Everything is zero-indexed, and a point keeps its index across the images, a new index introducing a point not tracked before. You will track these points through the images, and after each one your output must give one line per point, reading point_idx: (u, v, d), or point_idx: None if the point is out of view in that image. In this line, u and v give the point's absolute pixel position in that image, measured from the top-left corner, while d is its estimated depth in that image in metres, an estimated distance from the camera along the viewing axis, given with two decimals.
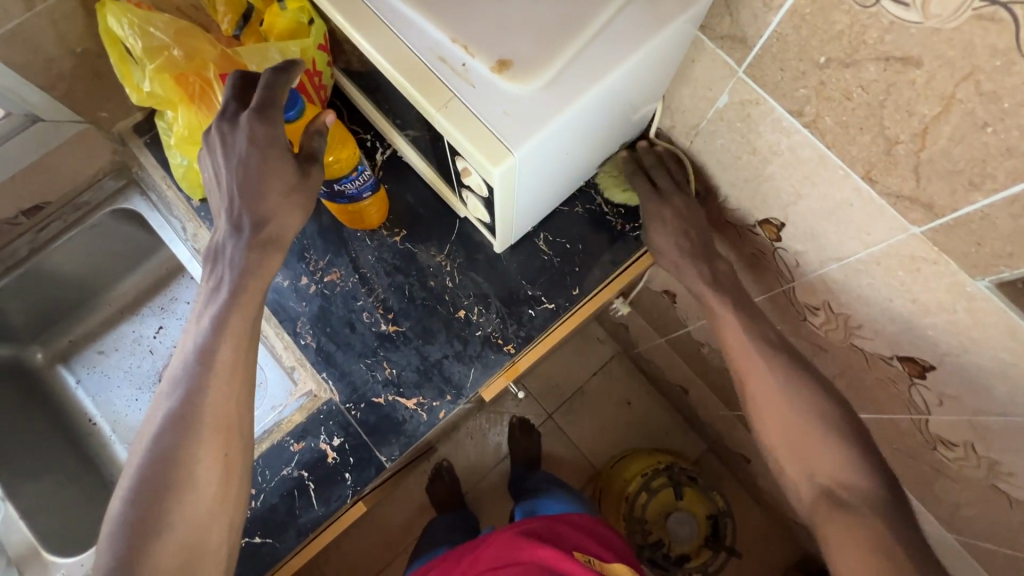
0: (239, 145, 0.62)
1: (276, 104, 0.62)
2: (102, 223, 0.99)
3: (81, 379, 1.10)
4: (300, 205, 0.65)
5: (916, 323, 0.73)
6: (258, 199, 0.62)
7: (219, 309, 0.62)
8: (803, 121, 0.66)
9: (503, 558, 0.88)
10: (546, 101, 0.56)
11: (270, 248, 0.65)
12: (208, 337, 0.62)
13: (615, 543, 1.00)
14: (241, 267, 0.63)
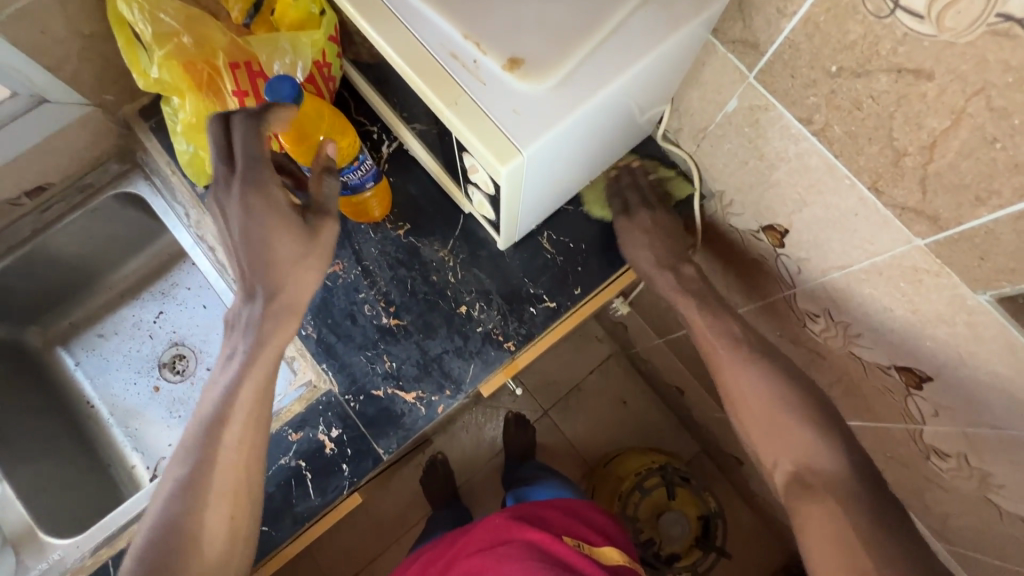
0: (236, 215, 0.62)
1: (263, 158, 0.61)
2: (105, 206, 0.99)
3: (80, 361, 1.11)
4: (310, 268, 0.66)
5: (916, 334, 0.73)
6: (268, 250, 0.63)
7: (234, 380, 0.64)
8: (811, 129, 0.66)
9: (494, 536, 0.89)
10: (555, 103, 0.56)
11: (283, 316, 0.66)
12: (223, 408, 0.63)
13: (608, 529, 1.01)
14: (257, 340, 0.65)
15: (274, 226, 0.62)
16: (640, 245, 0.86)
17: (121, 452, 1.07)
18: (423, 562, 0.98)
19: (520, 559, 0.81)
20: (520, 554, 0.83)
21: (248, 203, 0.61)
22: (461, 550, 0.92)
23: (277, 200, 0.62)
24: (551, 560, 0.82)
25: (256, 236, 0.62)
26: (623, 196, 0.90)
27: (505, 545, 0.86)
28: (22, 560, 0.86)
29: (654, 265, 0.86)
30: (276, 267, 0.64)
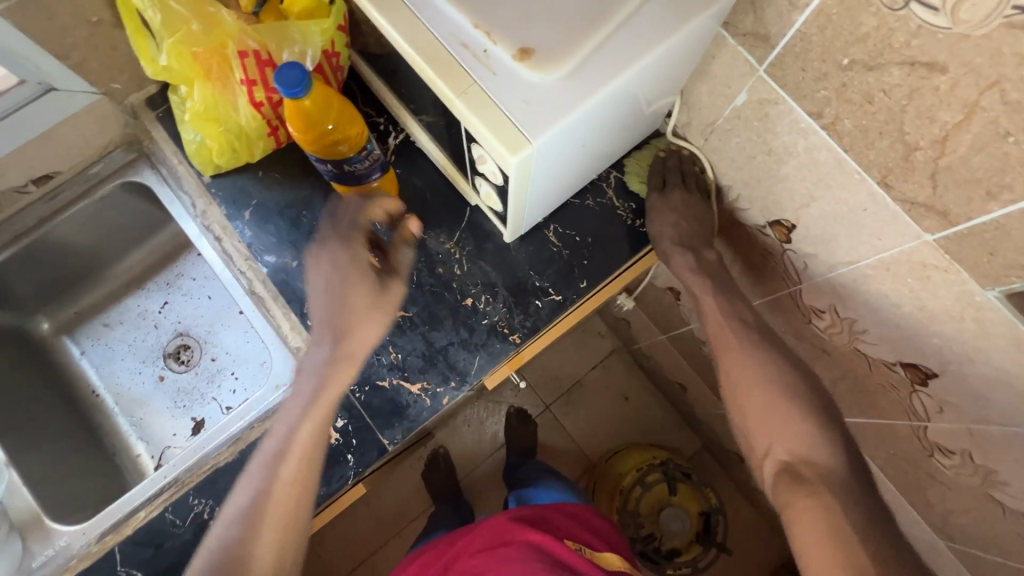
0: (325, 271, 0.70)
1: (359, 224, 0.72)
2: (111, 195, 0.99)
3: (85, 350, 1.11)
4: (377, 320, 0.69)
5: (922, 330, 0.73)
6: (343, 301, 0.68)
7: (297, 422, 0.65)
8: (822, 123, 0.65)
9: (495, 538, 0.89)
10: (566, 93, 0.56)
11: (341, 360, 0.67)
12: (284, 443, 0.64)
13: (608, 533, 1.01)
14: (320, 381, 0.66)
15: (352, 280, 0.69)
16: (666, 221, 0.86)
17: (126, 441, 1.07)
18: (420, 562, 0.96)
19: (521, 560, 0.82)
20: (522, 556, 0.83)
21: (336, 260, 0.70)
22: (461, 550, 0.92)
23: (359, 256, 0.70)
24: (553, 562, 0.82)
25: (334, 292, 0.69)
26: (662, 174, 0.89)
27: (506, 547, 0.86)
28: (28, 545, 0.87)
29: (676, 242, 0.86)
30: (348, 314, 0.68)
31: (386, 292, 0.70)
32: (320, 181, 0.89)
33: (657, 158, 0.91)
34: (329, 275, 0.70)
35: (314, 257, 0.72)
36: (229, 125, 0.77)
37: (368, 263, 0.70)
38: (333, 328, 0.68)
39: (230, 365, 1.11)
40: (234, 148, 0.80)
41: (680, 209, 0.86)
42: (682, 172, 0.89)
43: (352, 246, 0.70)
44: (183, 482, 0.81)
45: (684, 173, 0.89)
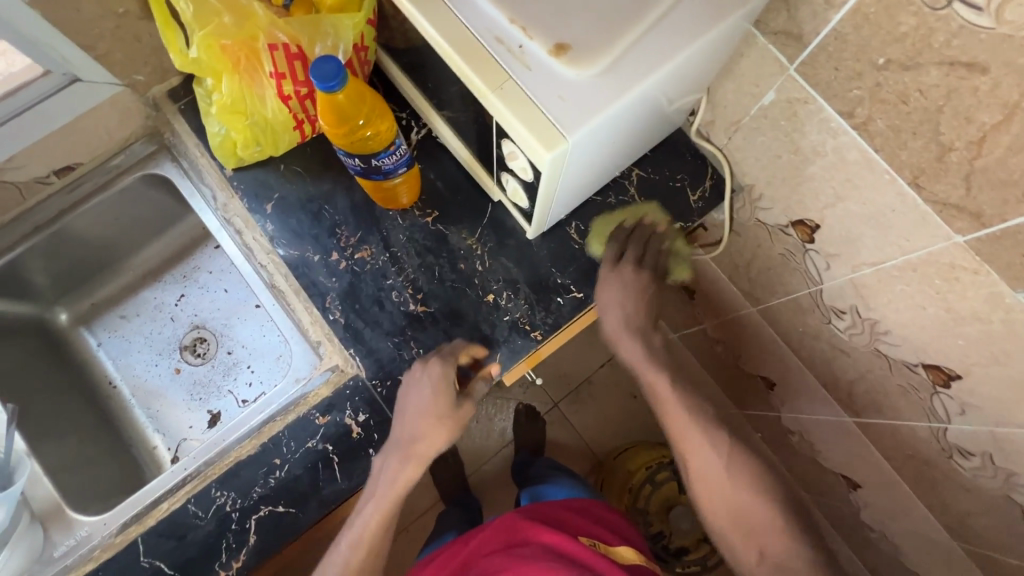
0: (412, 384, 0.79)
1: (457, 350, 0.80)
2: (131, 187, 0.99)
3: (102, 341, 1.12)
4: (444, 428, 0.76)
5: (947, 332, 0.73)
6: (419, 412, 0.76)
7: (369, 516, 0.73)
8: (853, 123, 0.65)
9: (509, 538, 0.89)
10: (601, 89, 0.55)
11: (408, 462, 0.74)
12: (359, 533, 0.72)
13: (622, 528, 1.01)
14: (391, 480, 0.74)
15: (431, 395, 0.76)
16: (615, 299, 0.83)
17: (143, 432, 1.08)
18: (435, 565, 0.96)
19: (535, 557, 0.81)
20: (535, 554, 0.82)
21: (423, 376, 0.78)
22: (475, 551, 0.91)
23: (446, 373, 0.77)
24: (567, 557, 0.82)
25: (416, 404, 0.77)
26: (624, 244, 0.86)
27: (520, 546, 0.85)
28: (50, 535, 0.87)
29: (626, 320, 0.82)
30: (420, 422, 0.75)
31: (459, 410, 0.77)
32: (342, 176, 0.89)
33: (620, 228, 0.88)
34: (417, 385, 0.78)
35: (410, 372, 0.80)
36: (255, 118, 0.78)
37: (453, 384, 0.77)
38: (407, 433, 0.76)
39: (246, 358, 1.11)
40: (259, 140, 0.81)
41: (632, 289, 0.83)
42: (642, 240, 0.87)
43: (444, 366, 0.78)
44: (203, 475, 0.81)
45: (648, 242, 0.87)
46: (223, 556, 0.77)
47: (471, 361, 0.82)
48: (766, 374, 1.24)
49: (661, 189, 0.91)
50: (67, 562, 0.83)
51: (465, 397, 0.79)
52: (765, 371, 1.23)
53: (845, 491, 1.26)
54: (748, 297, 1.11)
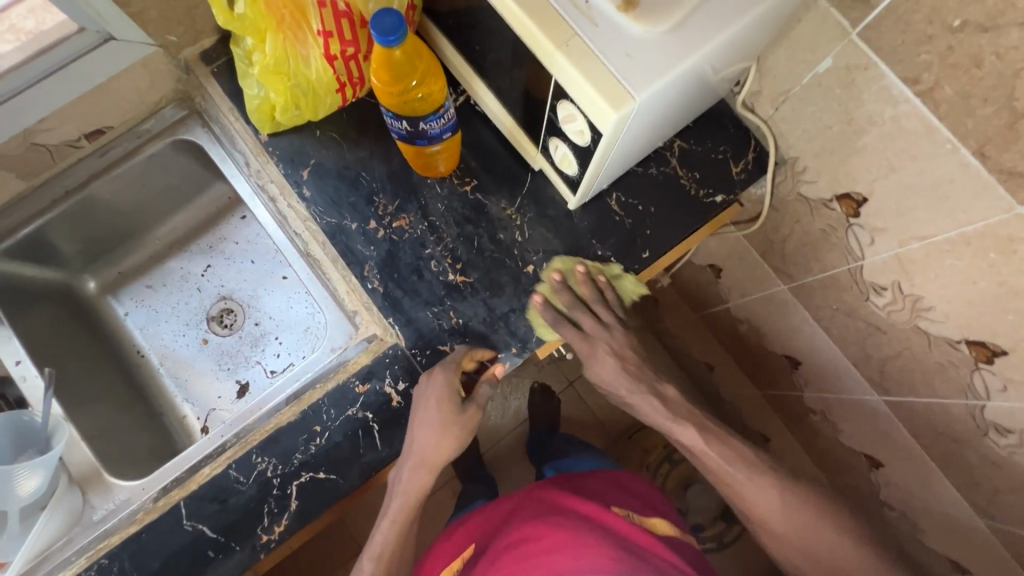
0: (418, 391, 0.78)
1: (459, 360, 0.79)
2: (161, 153, 0.98)
3: (129, 311, 1.11)
4: (450, 435, 0.76)
5: (998, 307, 0.73)
6: (425, 423, 0.76)
7: (387, 530, 0.79)
8: (917, 90, 0.64)
9: (542, 506, 0.89)
10: (669, 47, 0.54)
11: (421, 470, 0.76)
12: (380, 546, 0.78)
13: (652, 497, 1.01)
14: (407, 489, 0.77)
15: (436, 407, 0.76)
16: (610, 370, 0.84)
17: (172, 401, 1.08)
18: (467, 523, 0.98)
19: (569, 524, 0.81)
20: (572, 521, 0.82)
21: (425, 389, 0.77)
22: (508, 513, 0.93)
23: (451, 386, 0.76)
24: (601, 525, 0.82)
25: (422, 416, 0.76)
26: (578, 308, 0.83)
27: (553, 513, 0.86)
28: (89, 499, 0.86)
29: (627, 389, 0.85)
30: (428, 432, 0.76)
31: (466, 414, 0.78)
32: (379, 143, 0.88)
33: (542, 305, 0.82)
34: (424, 399, 0.77)
35: (417, 387, 0.79)
36: (298, 79, 0.76)
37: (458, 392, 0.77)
38: (416, 440, 0.76)
39: (273, 329, 1.10)
40: (300, 103, 0.79)
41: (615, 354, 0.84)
42: (574, 318, 0.84)
43: (446, 380, 0.76)
44: (243, 441, 0.81)
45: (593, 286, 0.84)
46: (265, 520, 0.77)
47: (477, 366, 0.82)
48: (791, 354, 1.24)
49: (703, 160, 0.90)
50: (106, 527, 0.83)
51: (470, 402, 0.78)
52: (789, 352, 1.24)
53: (865, 470, 1.28)
54: (779, 275, 1.11)
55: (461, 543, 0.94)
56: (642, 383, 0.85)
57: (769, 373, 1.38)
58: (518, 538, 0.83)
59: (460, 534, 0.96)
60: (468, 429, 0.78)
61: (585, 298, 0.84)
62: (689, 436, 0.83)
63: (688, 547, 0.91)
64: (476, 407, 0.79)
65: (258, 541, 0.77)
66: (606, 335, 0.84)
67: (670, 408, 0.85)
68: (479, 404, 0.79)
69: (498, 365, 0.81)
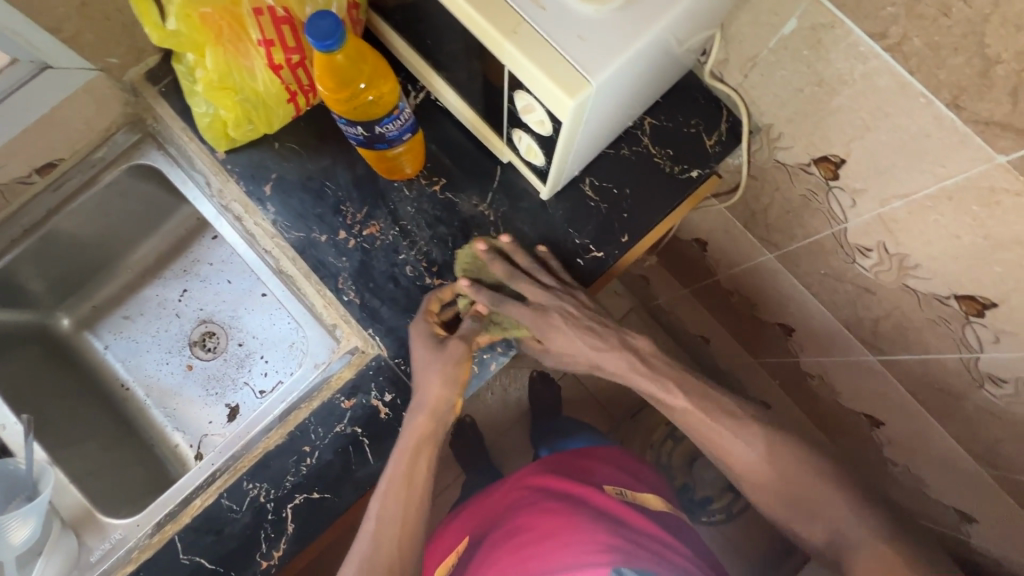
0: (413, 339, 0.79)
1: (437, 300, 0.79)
2: (118, 181, 0.94)
3: (108, 344, 1.09)
4: (442, 373, 0.74)
5: (984, 260, 0.71)
6: (416, 360, 0.76)
7: (397, 466, 0.72)
8: (885, 45, 0.61)
9: (534, 492, 0.87)
10: (622, 25, 0.51)
11: (418, 411, 0.74)
12: (388, 485, 0.72)
13: (646, 474, 1.00)
14: (407, 431, 0.74)
15: (420, 344, 0.76)
16: (570, 334, 0.77)
17: (162, 432, 1.06)
18: (460, 519, 0.93)
19: (563, 512, 0.81)
20: (566, 508, 0.81)
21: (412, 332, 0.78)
22: (499, 504, 0.90)
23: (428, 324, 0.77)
24: (596, 510, 0.82)
25: (415, 358, 0.76)
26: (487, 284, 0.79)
27: (547, 499, 0.84)
28: (84, 540, 0.85)
29: (596, 348, 0.79)
30: (420, 371, 0.75)
31: (446, 351, 0.75)
32: (341, 150, 0.85)
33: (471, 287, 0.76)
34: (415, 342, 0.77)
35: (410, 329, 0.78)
36: (245, 93, 0.73)
37: (434, 328, 0.77)
38: (416, 383, 0.75)
39: (258, 348, 1.08)
40: (252, 117, 0.76)
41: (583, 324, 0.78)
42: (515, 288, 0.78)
43: (424, 317, 0.78)
44: (233, 469, 0.79)
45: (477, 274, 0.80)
46: (264, 546, 0.76)
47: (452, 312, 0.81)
48: (784, 321, 1.23)
49: (675, 136, 0.87)
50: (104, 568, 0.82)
51: (450, 339, 0.75)
52: (782, 319, 1.23)
53: (866, 429, 1.27)
54: (765, 243, 1.09)
55: (455, 537, 0.91)
56: (607, 342, 0.79)
57: (765, 340, 1.37)
58: (513, 530, 0.81)
59: (455, 527, 0.92)
60: (454, 362, 0.74)
61: (521, 267, 0.79)
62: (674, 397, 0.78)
63: (682, 522, 0.92)
64: (461, 343, 0.75)
65: (258, 568, 0.76)
66: (555, 301, 0.77)
67: (649, 365, 0.80)
68: (462, 341, 0.75)
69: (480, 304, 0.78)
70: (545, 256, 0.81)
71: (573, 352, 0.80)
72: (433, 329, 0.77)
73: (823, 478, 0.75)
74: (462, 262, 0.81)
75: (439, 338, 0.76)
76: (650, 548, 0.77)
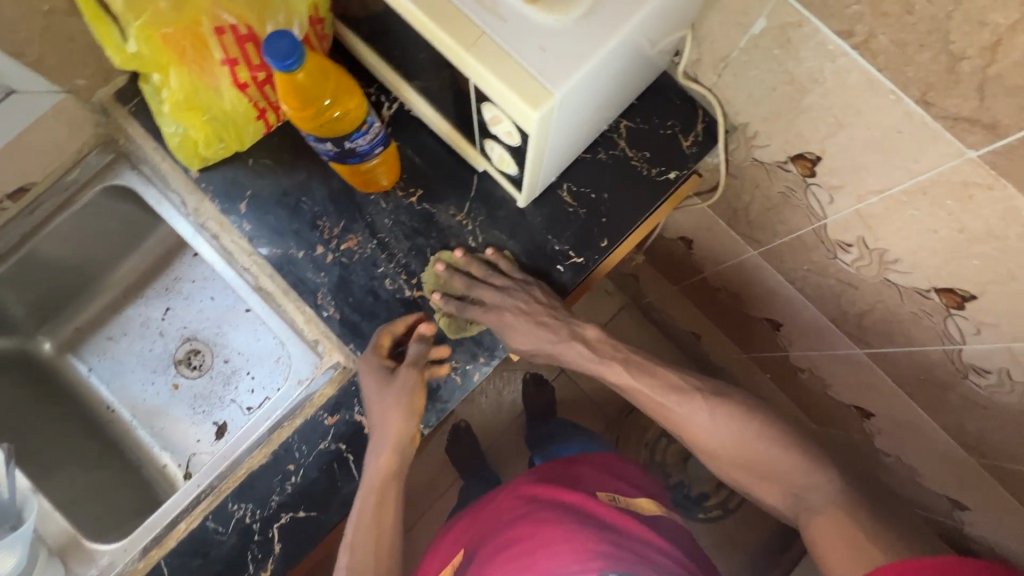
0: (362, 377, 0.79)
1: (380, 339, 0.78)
2: (93, 202, 0.93)
3: (92, 366, 1.08)
4: (397, 405, 0.74)
5: (961, 253, 0.71)
6: (368, 398, 0.76)
7: (362, 510, 0.72)
8: (852, 43, 0.61)
9: (525, 502, 0.87)
10: (584, 35, 0.51)
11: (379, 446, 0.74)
12: (354, 531, 0.71)
13: (639, 479, 1.00)
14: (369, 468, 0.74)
15: (370, 381, 0.76)
16: (524, 332, 0.78)
17: (150, 453, 1.05)
18: (455, 531, 0.93)
19: (555, 521, 0.80)
20: (559, 517, 0.80)
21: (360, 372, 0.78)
22: (493, 515, 0.89)
23: (375, 361, 0.77)
24: (588, 517, 0.81)
25: (367, 397, 0.76)
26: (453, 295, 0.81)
27: (539, 509, 0.84)
28: (71, 567, 0.84)
29: (550, 341, 0.80)
30: (373, 406, 0.75)
31: (398, 382, 0.75)
32: (315, 164, 0.84)
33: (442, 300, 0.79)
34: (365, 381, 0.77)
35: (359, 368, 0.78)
36: (213, 112, 0.72)
37: (383, 364, 0.77)
38: (375, 419, 0.75)
39: (244, 364, 1.07)
40: (222, 136, 0.75)
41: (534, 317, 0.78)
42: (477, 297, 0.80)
43: (369, 355, 0.77)
44: (218, 491, 0.79)
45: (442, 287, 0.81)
46: (251, 567, 0.76)
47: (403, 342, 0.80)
48: (771, 316, 1.23)
49: (652, 138, 0.87)
50: None
51: (401, 369, 0.76)
52: (769, 315, 1.23)
53: (857, 421, 1.28)
54: (748, 241, 1.09)
55: (451, 550, 0.90)
56: (559, 334, 0.80)
57: (754, 336, 1.37)
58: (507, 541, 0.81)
59: (450, 540, 0.92)
60: (407, 392, 0.74)
61: (477, 277, 0.81)
62: (618, 375, 0.81)
63: (675, 525, 0.91)
64: (414, 371, 0.76)
65: None
66: (508, 299, 0.78)
67: (592, 349, 0.82)
68: (414, 369, 0.75)
69: (424, 324, 0.78)
70: (494, 258, 0.81)
71: (534, 347, 0.80)
72: (382, 363, 0.77)
73: (767, 439, 0.75)
74: (428, 281, 0.82)
75: (389, 370, 0.76)
76: (643, 555, 0.77)
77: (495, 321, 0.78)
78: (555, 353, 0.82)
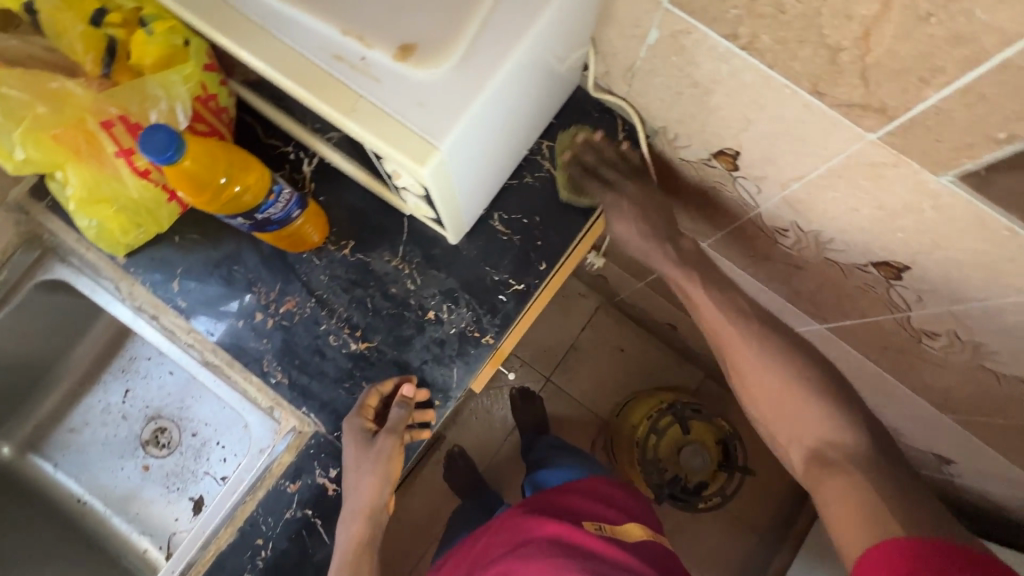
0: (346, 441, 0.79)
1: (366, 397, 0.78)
2: (27, 301, 0.91)
3: (58, 463, 1.06)
4: (375, 478, 0.74)
5: (886, 228, 0.72)
6: (349, 465, 0.76)
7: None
8: (739, 44, 0.61)
9: (510, 535, 0.86)
10: (459, 84, 0.51)
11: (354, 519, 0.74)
12: None
13: (628, 505, 0.99)
14: (342, 542, 0.74)
15: (353, 445, 0.76)
16: (625, 220, 0.83)
17: (128, 540, 1.03)
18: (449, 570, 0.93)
19: (539, 556, 0.79)
20: (542, 551, 0.79)
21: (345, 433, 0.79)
22: (482, 554, 0.88)
23: (358, 423, 0.77)
24: (571, 548, 0.80)
25: (349, 461, 0.77)
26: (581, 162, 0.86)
27: (525, 545, 0.82)
28: None
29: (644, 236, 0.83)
30: (353, 475, 0.75)
31: (378, 450, 0.75)
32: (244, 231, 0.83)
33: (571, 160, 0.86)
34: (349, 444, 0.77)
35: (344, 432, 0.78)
36: (121, 202, 0.72)
37: (367, 425, 0.77)
38: (353, 488, 0.75)
39: (213, 435, 1.06)
40: (138, 222, 0.75)
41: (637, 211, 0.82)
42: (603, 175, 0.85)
43: (354, 416, 0.77)
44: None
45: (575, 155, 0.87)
46: None
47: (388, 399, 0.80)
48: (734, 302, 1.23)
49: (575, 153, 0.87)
50: None
51: (382, 435, 0.76)
52: None
53: None
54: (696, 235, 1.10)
55: None
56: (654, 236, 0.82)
57: None
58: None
59: None
60: (383, 460, 0.75)
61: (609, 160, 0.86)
62: (695, 291, 0.80)
63: (661, 552, 0.91)
64: (392, 440, 0.75)
65: None
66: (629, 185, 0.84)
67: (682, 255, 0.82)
68: (392, 439, 0.75)
69: (406, 387, 0.78)
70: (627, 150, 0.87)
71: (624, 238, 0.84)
72: (366, 424, 0.77)
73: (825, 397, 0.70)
74: (564, 141, 0.87)
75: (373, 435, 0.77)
76: None
77: (609, 201, 0.83)
78: (642, 252, 0.84)
